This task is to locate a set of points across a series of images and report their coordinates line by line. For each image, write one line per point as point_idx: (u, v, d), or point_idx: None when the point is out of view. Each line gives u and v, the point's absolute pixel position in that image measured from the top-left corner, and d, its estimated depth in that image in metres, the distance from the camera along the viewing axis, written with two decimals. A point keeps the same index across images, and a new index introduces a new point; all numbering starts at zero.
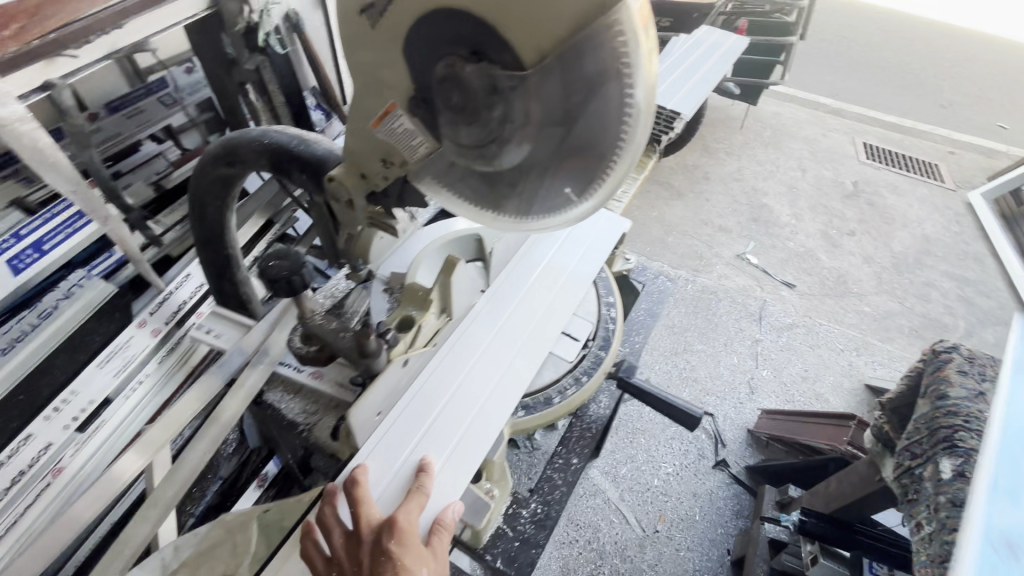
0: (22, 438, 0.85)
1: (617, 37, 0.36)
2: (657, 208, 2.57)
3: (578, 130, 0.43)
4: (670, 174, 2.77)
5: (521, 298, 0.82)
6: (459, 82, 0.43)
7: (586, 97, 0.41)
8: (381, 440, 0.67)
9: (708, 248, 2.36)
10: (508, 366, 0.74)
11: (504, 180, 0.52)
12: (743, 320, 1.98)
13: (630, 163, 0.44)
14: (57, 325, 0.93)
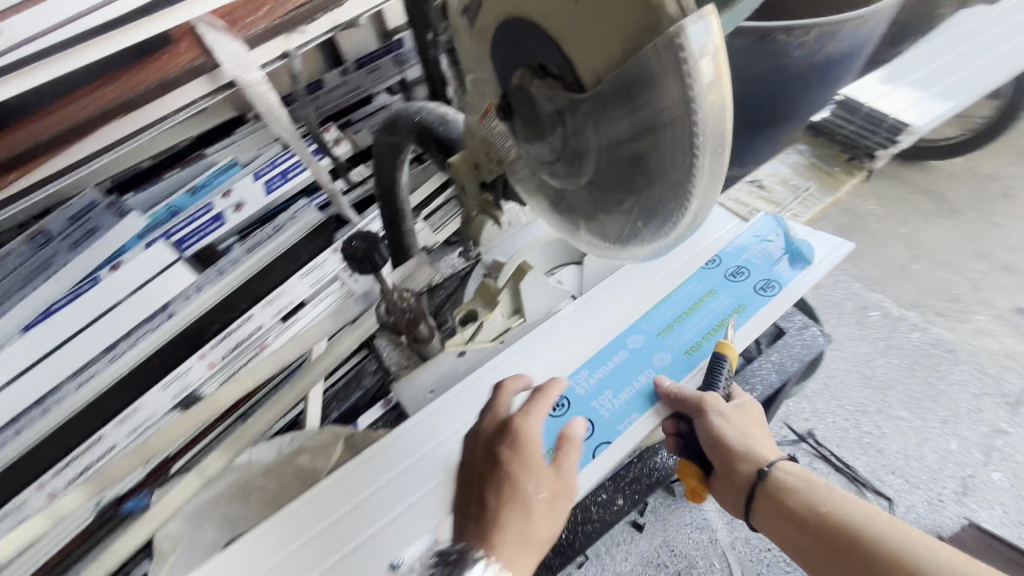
0: (246, 317, 1.15)
1: (676, 55, 0.28)
2: (909, 224, 2.01)
3: (641, 170, 0.36)
4: (947, 183, 2.12)
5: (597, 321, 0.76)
6: (530, 94, 0.40)
7: (646, 131, 0.33)
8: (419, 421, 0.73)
9: (970, 290, 1.79)
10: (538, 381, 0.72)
11: (583, 202, 0.47)
12: (986, 398, 1.48)
13: (701, 204, 0.35)
14: (283, 238, 1.20)
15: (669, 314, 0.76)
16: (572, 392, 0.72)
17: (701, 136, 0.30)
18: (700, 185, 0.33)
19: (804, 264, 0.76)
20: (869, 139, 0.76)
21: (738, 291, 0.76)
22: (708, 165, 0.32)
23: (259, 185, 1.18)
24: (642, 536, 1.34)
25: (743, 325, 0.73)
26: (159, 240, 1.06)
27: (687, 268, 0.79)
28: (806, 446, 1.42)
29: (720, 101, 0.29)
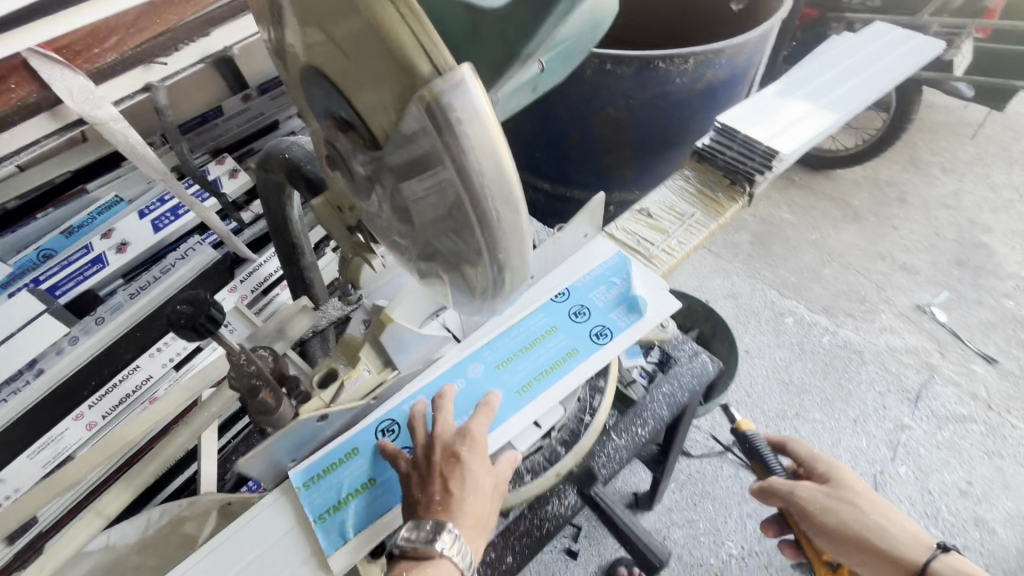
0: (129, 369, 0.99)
1: (435, 113, 0.25)
2: (819, 230, 2.12)
3: (451, 230, 0.33)
4: (851, 191, 2.27)
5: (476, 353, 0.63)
6: (340, 149, 0.36)
7: (440, 193, 0.30)
8: (259, 512, 0.54)
9: (876, 290, 1.92)
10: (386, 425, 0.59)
11: (421, 256, 0.43)
12: (889, 396, 1.58)
13: (518, 251, 0.32)
14: (175, 278, 1.04)
15: (506, 348, 0.64)
16: (401, 414, 0.60)
17: (489, 194, 0.28)
18: (506, 242, 0.31)
19: (638, 317, 0.66)
20: (747, 164, 0.78)
21: (581, 335, 0.64)
22: (506, 221, 0.30)
23: (145, 224, 1.04)
24: (577, 562, 1.32)
25: (576, 368, 0.62)
26: (26, 288, 0.92)
27: (532, 299, 0.67)
28: (731, 455, 1.45)
29: (499, 160, 0.27)
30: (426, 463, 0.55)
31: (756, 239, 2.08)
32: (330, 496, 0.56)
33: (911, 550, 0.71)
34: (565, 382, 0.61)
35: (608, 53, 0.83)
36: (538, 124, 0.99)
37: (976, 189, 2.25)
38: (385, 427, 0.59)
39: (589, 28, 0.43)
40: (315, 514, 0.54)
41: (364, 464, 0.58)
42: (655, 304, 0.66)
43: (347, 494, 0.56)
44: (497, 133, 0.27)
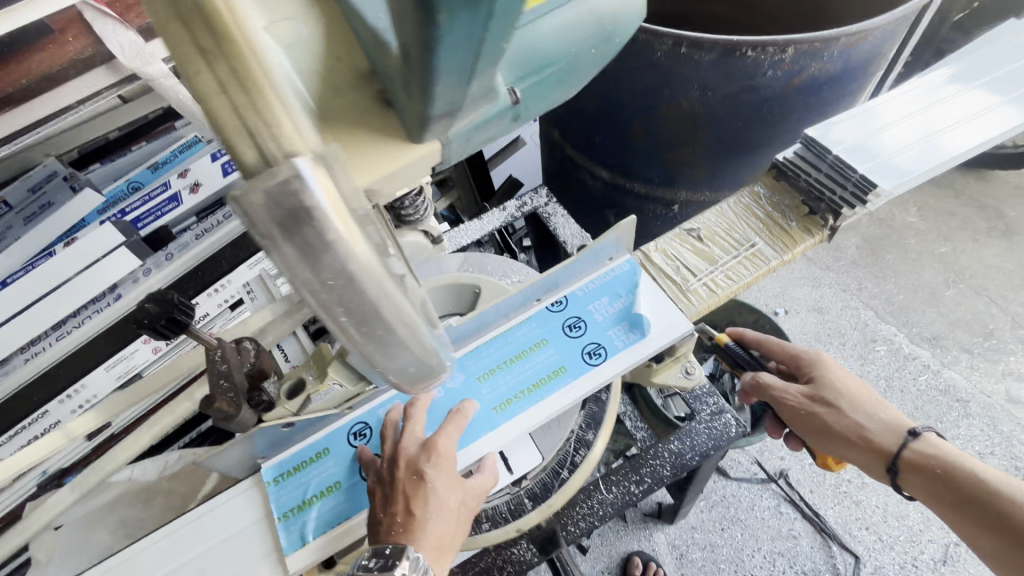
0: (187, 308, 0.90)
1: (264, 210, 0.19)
2: (950, 243, 1.78)
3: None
4: (1006, 199, 1.85)
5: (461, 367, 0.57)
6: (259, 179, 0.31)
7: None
8: (225, 502, 0.53)
9: (1007, 327, 1.60)
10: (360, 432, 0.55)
11: None
12: (989, 458, 1.34)
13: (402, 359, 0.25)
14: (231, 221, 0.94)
15: (490, 358, 0.58)
16: (374, 417, 0.56)
17: (343, 312, 0.22)
18: (382, 355, 0.25)
19: (639, 337, 0.57)
20: (834, 191, 0.62)
21: (574, 353, 0.57)
22: (376, 338, 0.23)
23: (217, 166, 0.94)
24: (585, 557, 1.30)
25: (561, 391, 0.55)
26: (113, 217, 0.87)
27: (529, 308, 0.60)
28: (776, 487, 1.33)
29: (355, 277, 0.21)
30: (388, 481, 0.50)
31: (866, 243, 1.79)
32: (296, 495, 0.52)
33: (877, 436, 0.59)
34: (546, 403, 0.54)
35: (688, 33, 0.68)
36: (603, 106, 0.86)
37: None
38: (358, 430, 0.56)
39: (597, 43, 0.33)
40: (279, 511, 0.52)
41: (331, 466, 0.54)
42: (670, 328, 0.57)
43: (312, 496, 0.53)
44: (354, 244, 0.20)
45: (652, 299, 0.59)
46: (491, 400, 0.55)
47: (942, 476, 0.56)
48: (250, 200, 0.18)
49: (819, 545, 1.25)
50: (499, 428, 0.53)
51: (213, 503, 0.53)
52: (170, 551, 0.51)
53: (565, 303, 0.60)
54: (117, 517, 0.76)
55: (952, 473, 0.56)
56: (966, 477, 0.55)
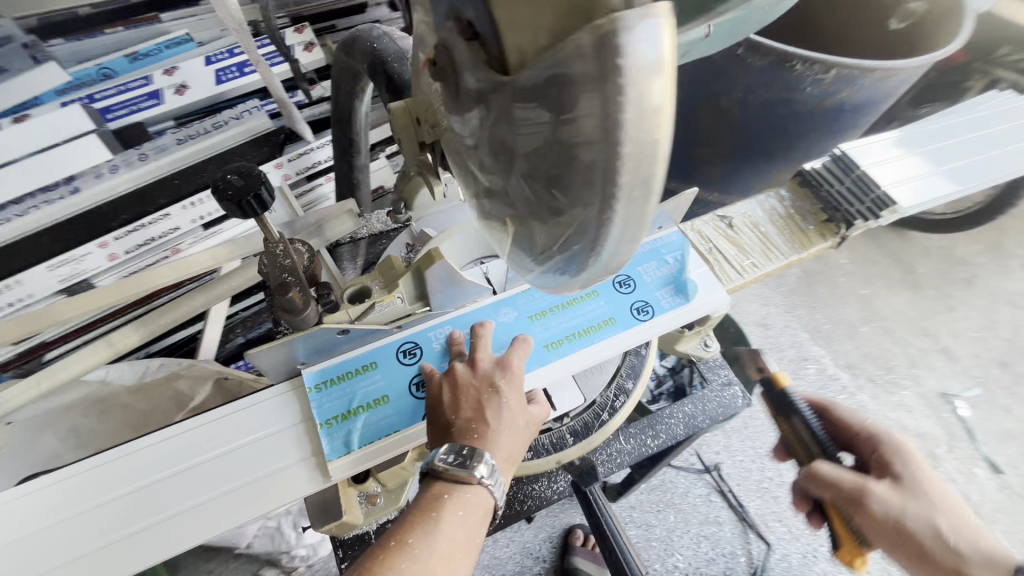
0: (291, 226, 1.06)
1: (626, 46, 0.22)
2: (873, 287, 2.02)
3: (550, 188, 0.29)
4: (919, 257, 2.11)
5: (514, 306, 0.59)
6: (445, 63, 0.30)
7: (561, 148, 0.26)
8: (242, 409, 0.51)
9: (905, 363, 1.85)
10: (409, 355, 0.54)
11: (491, 201, 0.35)
12: None
13: (623, 236, 0.28)
14: (225, 133, 1.08)
15: (544, 300, 0.59)
16: (424, 339, 0.56)
17: (621, 170, 0.25)
18: (614, 228, 0.27)
19: (684, 301, 0.61)
20: (853, 204, 0.70)
21: (621, 307, 0.60)
22: (628, 206, 0.26)
23: (209, 72, 1.06)
24: (530, 526, 1.35)
25: (611, 338, 0.58)
26: (78, 102, 0.96)
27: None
28: (709, 477, 1.45)
29: (656, 133, 0.24)
30: (456, 393, 0.49)
31: (804, 276, 2.01)
32: (340, 404, 0.51)
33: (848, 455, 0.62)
34: (598, 348, 0.57)
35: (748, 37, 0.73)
36: None
37: None
38: (405, 348, 0.55)
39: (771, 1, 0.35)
40: (321, 417, 0.50)
41: (379, 378, 0.53)
42: (710, 294, 0.62)
43: (358, 406, 0.51)
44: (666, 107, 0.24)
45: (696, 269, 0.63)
46: (544, 339, 0.57)
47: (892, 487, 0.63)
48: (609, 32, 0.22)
49: (739, 532, 1.38)
50: (552, 363, 0.56)
51: (230, 410, 0.51)
52: (189, 445, 0.49)
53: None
54: (67, 424, 0.73)
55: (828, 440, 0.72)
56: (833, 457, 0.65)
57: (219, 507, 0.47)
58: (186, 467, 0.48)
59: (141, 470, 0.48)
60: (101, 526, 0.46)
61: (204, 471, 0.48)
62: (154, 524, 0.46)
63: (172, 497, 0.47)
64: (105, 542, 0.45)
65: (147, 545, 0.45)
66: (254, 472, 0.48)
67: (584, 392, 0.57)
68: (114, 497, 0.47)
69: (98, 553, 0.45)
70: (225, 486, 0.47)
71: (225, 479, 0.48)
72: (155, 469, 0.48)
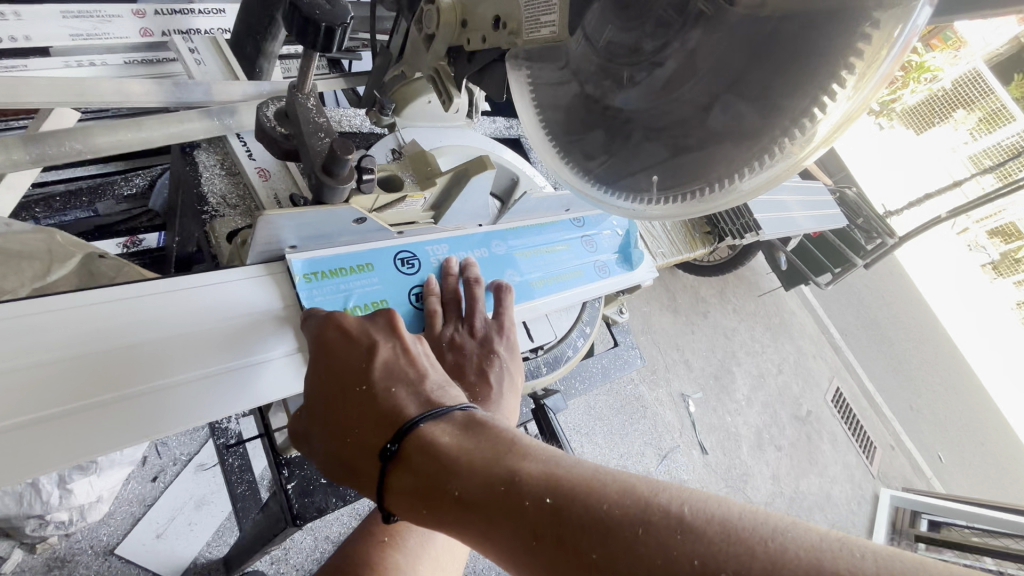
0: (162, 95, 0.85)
1: (868, 81, 0.35)
2: (649, 307, 2.53)
3: (702, 133, 0.42)
4: (680, 290, 2.73)
5: (502, 240, 0.63)
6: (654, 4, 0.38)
7: (750, 111, 0.39)
8: (186, 291, 0.48)
9: (663, 368, 2.37)
10: (405, 266, 0.56)
11: (607, 122, 0.46)
12: (646, 446, 1.99)
13: (750, 189, 0.42)
14: None
15: (529, 242, 0.65)
16: (422, 252, 0.58)
17: (798, 137, 0.39)
18: (759, 178, 0.41)
19: (631, 270, 0.72)
20: (729, 224, 0.94)
21: (586, 263, 0.69)
22: (775, 169, 0.40)
23: None
24: None
25: (580, 287, 0.66)
26: None
27: (555, 215, 0.70)
28: None
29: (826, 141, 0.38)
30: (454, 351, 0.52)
31: None
32: (336, 298, 0.52)
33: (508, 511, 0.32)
34: (574, 293, 0.65)
35: None
36: None
37: (757, 331, 2.86)
38: (403, 257, 0.57)
39: None
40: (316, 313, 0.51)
41: (374, 279, 0.54)
42: (648, 266, 0.75)
43: (354, 304, 0.53)
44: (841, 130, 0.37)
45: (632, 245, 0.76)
46: (525, 277, 0.63)
47: (516, 498, 0.32)
48: (873, 67, 0.34)
49: None
50: (539, 298, 0.62)
51: (171, 294, 0.47)
52: (143, 319, 0.45)
53: (582, 225, 0.72)
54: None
55: (714, 559, 0.27)
56: (664, 507, 0.30)
57: (205, 391, 0.46)
58: (143, 344, 0.45)
59: (54, 340, 0.42)
60: (30, 399, 0.40)
61: (162, 352, 0.45)
62: (103, 403, 0.42)
63: (123, 375, 0.43)
64: (32, 417, 0.40)
65: (93, 429, 0.42)
66: (227, 362, 0.48)
67: (552, 331, 0.64)
68: (44, 364, 0.41)
69: (39, 428, 0.40)
70: (188, 374, 0.46)
71: (191, 366, 0.46)
72: (100, 341, 0.43)
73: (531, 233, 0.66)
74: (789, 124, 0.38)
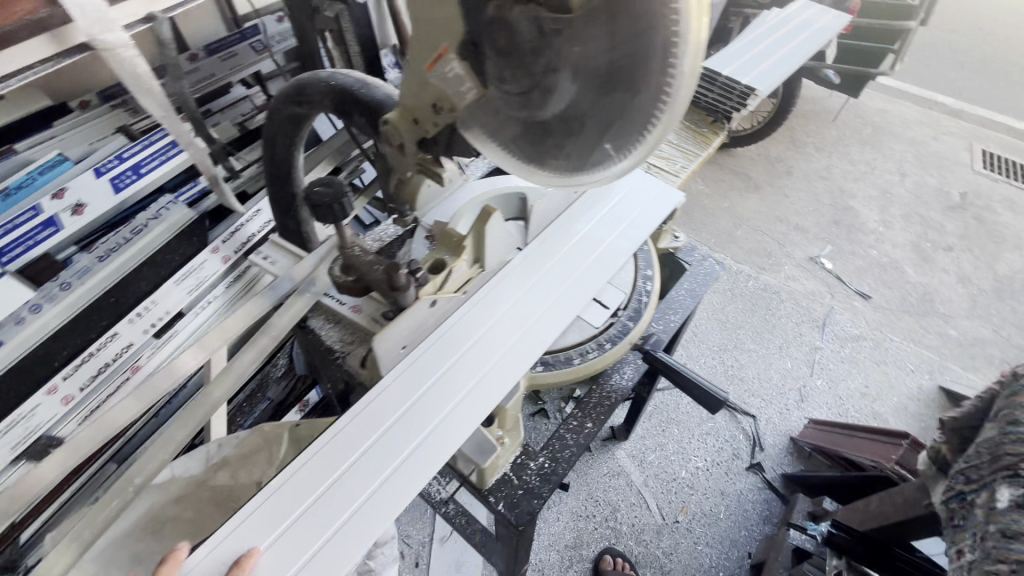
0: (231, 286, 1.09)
1: None
2: (730, 199, 2.44)
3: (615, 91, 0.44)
4: (749, 166, 2.59)
5: (560, 258, 0.72)
6: (507, 25, 0.43)
7: (639, 48, 0.40)
8: (361, 410, 0.60)
9: (778, 245, 2.24)
10: (500, 316, 0.67)
11: (544, 126, 0.52)
12: (802, 325, 1.90)
13: (676, 110, 0.42)
14: (145, 241, 1.07)
15: (590, 239, 0.75)
16: None
17: (681, 48, 0.38)
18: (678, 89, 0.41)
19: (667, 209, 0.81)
20: (727, 103, 0.96)
21: None
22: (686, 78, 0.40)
23: (104, 183, 1.08)
24: (569, 493, 1.43)
25: None
26: None
27: (588, 207, 0.78)
28: None
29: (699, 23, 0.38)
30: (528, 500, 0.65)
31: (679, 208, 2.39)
32: None
33: None
34: None
35: None
36: None
37: (853, 155, 2.63)
38: None
39: None
40: None
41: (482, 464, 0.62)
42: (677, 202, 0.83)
43: None
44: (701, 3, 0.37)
45: (657, 192, 0.83)
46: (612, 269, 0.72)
47: None
48: None
49: (730, 418, 1.61)
50: None
51: (350, 414, 0.59)
52: (343, 447, 0.57)
53: (620, 200, 0.80)
54: None
55: None
56: None
57: (408, 467, 0.57)
58: (352, 464, 0.56)
59: (299, 490, 0.54)
60: (305, 537, 0.52)
61: (359, 471, 0.56)
62: (348, 519, 0.53)
63: (353, 491, 0.55)
64: (315, 547, 0.52)
65: (353, 539, 0.53)
66: (408, 446, 0.58)
67: (619, 291, 0.81)
68: (313, 500, 0.54)
69: (320, 554, 0.51)
70: (393, 464, 0.57)
71: (392, 458, 0.57)
72: (326, 479, 0.55)
73: (583, 242, 0.75)
74: (661, 42, 0.39)
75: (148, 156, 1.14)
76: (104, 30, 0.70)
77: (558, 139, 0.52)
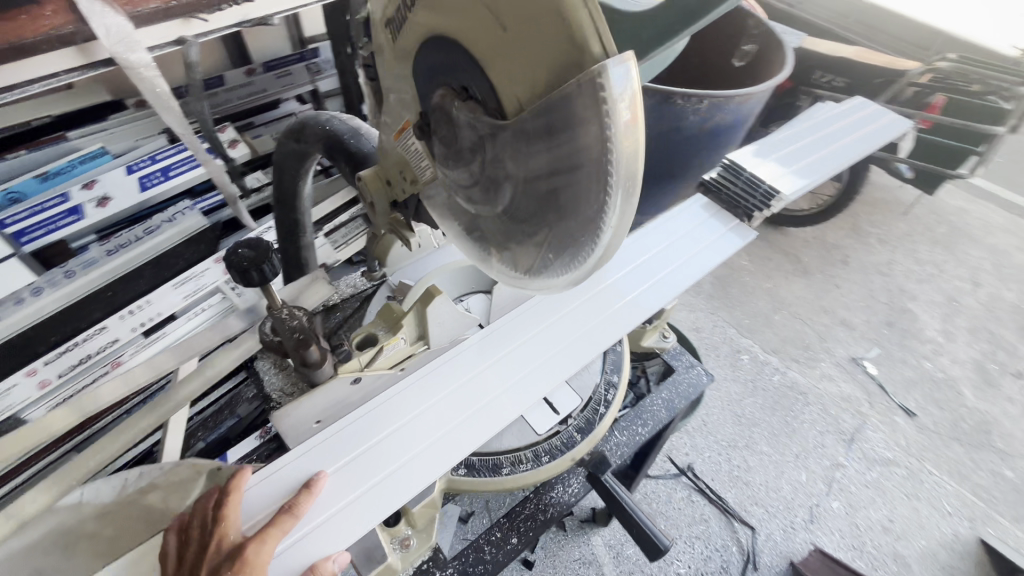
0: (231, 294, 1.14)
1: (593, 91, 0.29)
2: (773, 280, 2.29)
3: (544, 208, 0.38)
4: (801, 249, 2.44)
5: (540, 330, 0.75)
6: (448, 115, 0.39)
7: (569, 165, 0.34)
8: (328, 437, 0.64)
9: (818, 339, 2.07)
10: (473, 374, 0.70)
11: (488, 224, 0.47)
12: (828, 434, 1.73)
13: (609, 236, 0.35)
14: (155, 241, 1.09)
15: (579, 317, 0.77)
16: None
17: (613, 171, 0.32)
18: (611, 214, 0.34)
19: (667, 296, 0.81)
20: (751, 199, 0.91)
21: None
22: (619, 205, 0.34)
23: (132, 180, 1.13)
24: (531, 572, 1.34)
25: None
26: None
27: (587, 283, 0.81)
28: (685, 479, 1.55)
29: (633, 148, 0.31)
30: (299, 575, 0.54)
31: (716, 281, 2.27)
32: None
33: None
34: None
35: None
36: None
37: (920, 254, 2.42)
38: None
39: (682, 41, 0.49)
40: None
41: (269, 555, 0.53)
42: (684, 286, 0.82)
43: None
44: (635, 126, 0.30)
45: (661, 274, 0.83)
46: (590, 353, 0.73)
47: None
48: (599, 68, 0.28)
49: (726, 525, 1.46)
50: None
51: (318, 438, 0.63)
52: (308, 468, 0.62)
53: (617, 279, 0.81)
54: None
55: None
56: None
57: (363, 501, 0.60)
58: (334, 471, 0.62)
59: (262, 500, 0.60)
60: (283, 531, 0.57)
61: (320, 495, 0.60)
62: (314, 528, 0.58)
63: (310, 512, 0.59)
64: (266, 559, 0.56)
65: (321, 541, 0.57)
66: (369, 480, 0.62)
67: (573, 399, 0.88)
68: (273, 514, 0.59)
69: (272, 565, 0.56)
70: (350, 495, 0.60)
71: (350, 490, 0.61)
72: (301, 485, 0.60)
73: (566, 319, 0.77)
74: (589, 164, 0.33)
75: (179, 159, 1.19)
76: (126, 50, 0.72)
77: (501, 240, 0.46)
